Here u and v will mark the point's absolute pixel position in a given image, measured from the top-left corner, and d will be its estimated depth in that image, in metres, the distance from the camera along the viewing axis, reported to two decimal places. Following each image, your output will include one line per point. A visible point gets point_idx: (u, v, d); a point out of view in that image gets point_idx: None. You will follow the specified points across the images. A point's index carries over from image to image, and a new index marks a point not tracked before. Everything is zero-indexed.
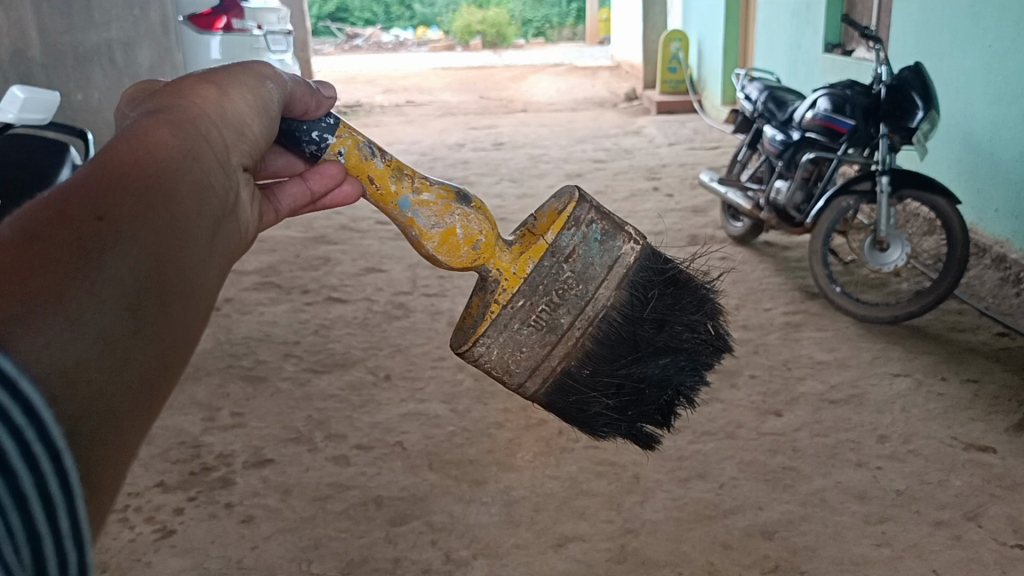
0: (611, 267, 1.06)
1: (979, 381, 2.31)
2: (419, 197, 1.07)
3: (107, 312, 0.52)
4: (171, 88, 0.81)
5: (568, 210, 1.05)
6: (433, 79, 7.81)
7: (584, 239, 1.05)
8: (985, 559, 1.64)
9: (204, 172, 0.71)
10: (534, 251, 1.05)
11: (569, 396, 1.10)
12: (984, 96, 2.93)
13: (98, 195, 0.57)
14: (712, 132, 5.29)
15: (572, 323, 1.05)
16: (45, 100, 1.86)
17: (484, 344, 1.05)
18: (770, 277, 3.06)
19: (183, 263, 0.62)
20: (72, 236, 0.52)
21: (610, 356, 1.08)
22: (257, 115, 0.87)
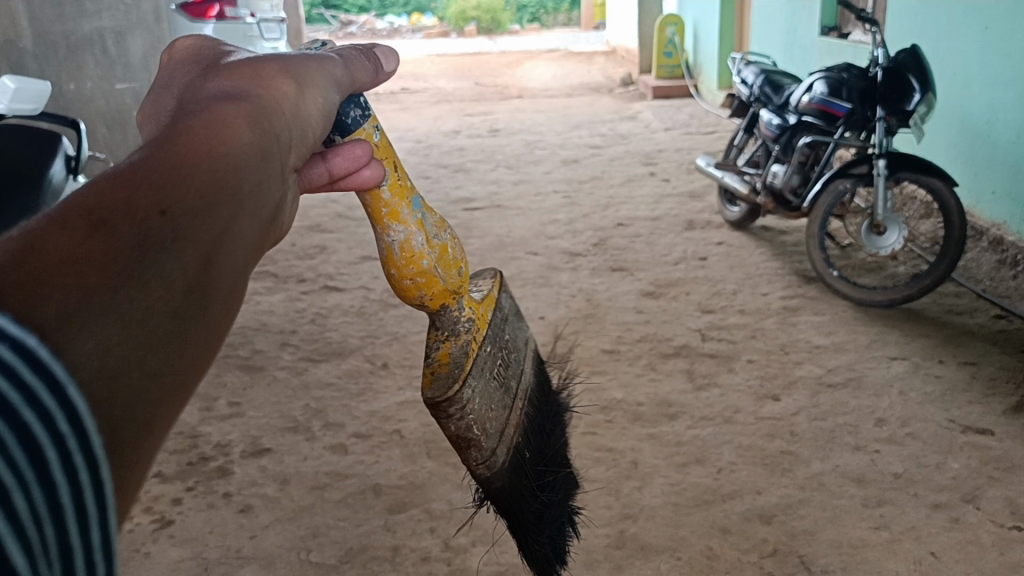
0: (522, 345, 1.31)
1: (977, 363, 2.31)
2: (423, 204, 1.12)
3: (160, 315, 0.47)
4: (247, 76, 0.79)
5: (495, 290, 1.26)
6: (428, 66, 7.78)
7: (509, 312, 1.29)
8: (982, 541, 1.65)
9: (268, 172, 0.68)
10: (487, 304, 1.22)
11: (516, 476, 1.19)
12: (981, 77, 2.92)
13: (164, 185, 0.54)
14: (708, 117, 5.28)
15: (514, 402, 1.22)
16: (35, 90, 1.85)
17: (471, 386, 1.12)
18: (768, 261, 3.06)
19: (237, 267, 0.58)
20: (135, 227, 0.49)
21: (534, 435, 1.26)
22: (318, 119, 0.85)
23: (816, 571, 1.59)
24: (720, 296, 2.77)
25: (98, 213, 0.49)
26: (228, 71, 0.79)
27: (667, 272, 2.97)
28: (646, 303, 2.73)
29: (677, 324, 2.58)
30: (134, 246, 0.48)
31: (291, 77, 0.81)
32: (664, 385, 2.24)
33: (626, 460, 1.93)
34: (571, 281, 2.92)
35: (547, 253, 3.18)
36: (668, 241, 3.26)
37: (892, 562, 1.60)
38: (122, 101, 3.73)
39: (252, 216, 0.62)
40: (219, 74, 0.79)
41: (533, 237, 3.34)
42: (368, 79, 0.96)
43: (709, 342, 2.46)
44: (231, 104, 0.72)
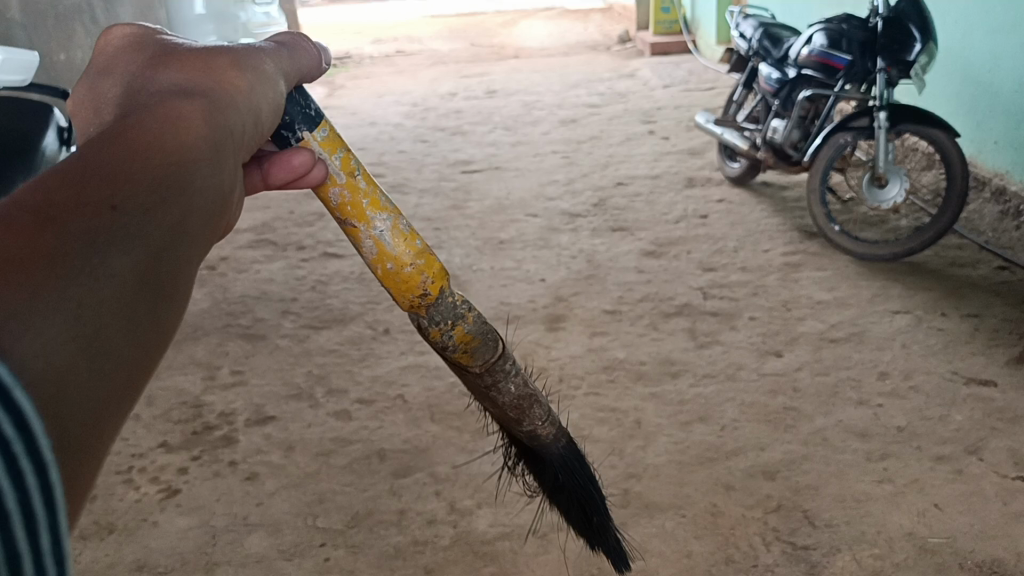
0: None
1: (980, 315, 2.30)
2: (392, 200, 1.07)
3: (118, 303, 0.51)
4: (192, 75, 0.82)
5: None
6: (423, 28, 7.68)
7: None
8: (986, 492, 1.65)
9: (217, 167, 0.72)
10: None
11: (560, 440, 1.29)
12: (983, 25, 2.88)
13: (109, 188, 0.57)
14: (707, 72, 5.22)
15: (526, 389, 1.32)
16: (23, 61, 1.83)
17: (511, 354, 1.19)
18: (769, 218, 3.04)
19: (190, 259, 0.61)
20: (85, 225, 0.53)
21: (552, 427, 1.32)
22: (271, 111, 0.89)
23: (820, 525, 1.59)
24: (722, 254, 2.75)
25: (47, 214, 0.52)
26: (172, 67, 0.83)
27: (668, 231, 2.95)
28: (648, 263, 2.72)
29: (679, 283, 2.57)
30: (85, 242, 0.51)
31: (236, 71, 0.85)
32: (666, 344, 2.23)
33: (630, 420, 1.93)
34: (571, 242, 2.91)
35: (547, 214, 3.16)
36: (668, 199, 3.24)
37: (896, 515, 1.61)
38: None
39: (200, 210, 0.65)
40: (162, 75, 0.82)
41: (533, 199, 3.32)
42: (306, 70, 0.99)
43: (711, 300, 2.45)
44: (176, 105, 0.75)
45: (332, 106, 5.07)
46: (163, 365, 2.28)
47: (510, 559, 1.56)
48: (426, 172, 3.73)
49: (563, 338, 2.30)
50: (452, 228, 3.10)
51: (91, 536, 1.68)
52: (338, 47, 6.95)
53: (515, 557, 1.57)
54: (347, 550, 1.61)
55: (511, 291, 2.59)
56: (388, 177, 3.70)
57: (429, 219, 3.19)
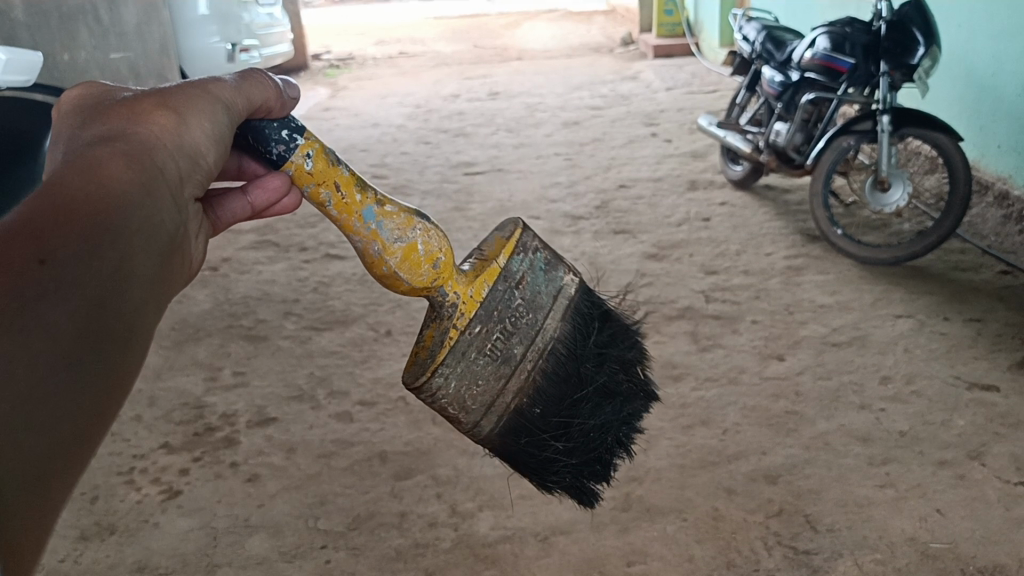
0: (555, 296, 1.20)
1: (982, 320, 2.30)
2: (382, 209, 1.11)
3: (63, 346, 0.65)
4: (122, 118, 0.94)
5: (515, 237, 1.19)
6: (426, 30, 7.67)
7: (531, 267, 1.19)
8: (988, 498, 1.65)
9: (149, 213, 0.85)
10: (487, 274, 1.16)
11: (521, 438, 1.19)
12: (985, 29, 2.88)
13: (44, 240, 0.70)
14: (710, 75, 5.22)
15: (528, 360, 1.16)
16: (28, 62, 1.83)
17: (442, 374, 1.13)
18: (771, 221, 3.04)
19: (125, 296, 0.75)
20: (29, 282, 0.65)
21: (557, 396, 1.19)
22: (213, 143, 1.00)
23: (822, 530, 1.59)
24: (724, 257, 2.75)
25: None
26: (110, 112, 0.95)
27: (670, 234, 2.95)
28: (650, 266, 2.72)
29: (681, 286, 2.57)
30: (29, 298, 0.64)
31: (168, 112, 0.96)
32: (668, 348, 2.23)
33: None
34: (573, 245, 2.90)
35: (549, 216, 3.16)
36: (671, 202, 3.23)
37: (898, 520, 1.60)
38: (116, 71, 3.67)
39: (134, 250, 0.79)
40: (98, 120, 0.94)
41: (535, 201, 3.32)
42: (273, 102, 1.08)
43: (713, 304, 2.45)
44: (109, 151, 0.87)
45: (335, 107, 5.06)
46: (165, 365, 2.27)
47: (511, 562, 1.56)
48: (428, 173, 3.73)
49: None
50: (454, 230, 3.10)
51: (92, 537, 1.68)
52: (341, 48, 6.94)
53: (516, 560, 1.57)
54: (348, 552, 1.61)
55: None
56: (390, 178, 3.69)
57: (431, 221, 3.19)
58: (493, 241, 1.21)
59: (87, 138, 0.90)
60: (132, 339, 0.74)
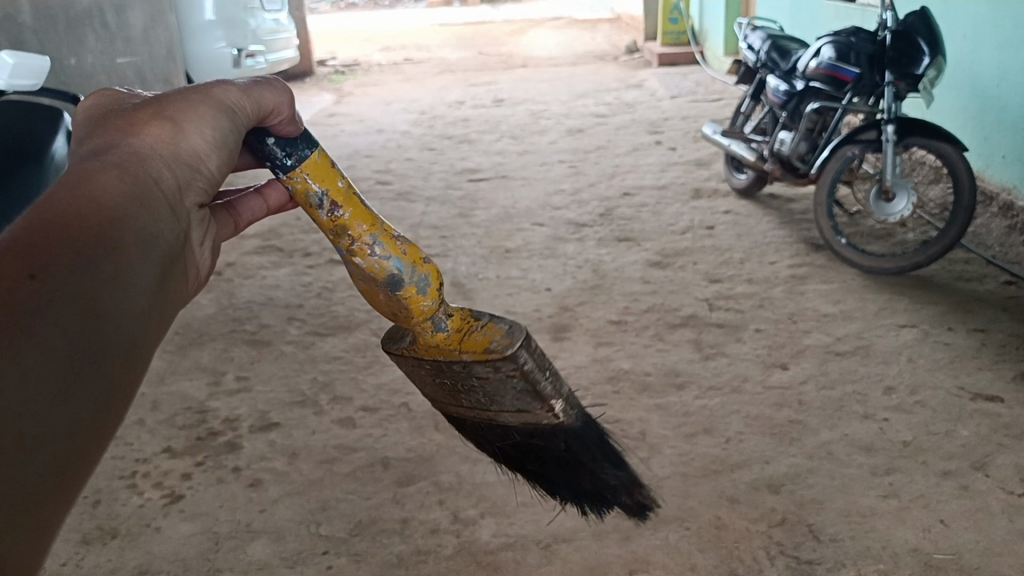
0: (520, 407, 1.20)
1: (986, 330, 2.29)
2: (351, 259, 1.07)
3: (56, 363, 0.64)
4: (119, 129, 0.89)
5: (494, 353, 1.14)
6: (431, 36, 7.69)
7: (502, 381, 1.16)
8: (991, 509, 1.64)
9: (148, 224, 0.82)
10: (451, 353, 1.15)
11: (459, 423, 1.31)
12: (991, 40, 2.88)
13: (36, 255, 0.68)
14: (715, 83, 5.23)
15: (469, 410, 1.23)
16: (35, 66, 1.84)
17: (392, 357, 1.22)
18: (775, 229, 3.04)
19: (127, 303, 0.73)
20: (15, 301, 0.64)
21: (502, 438, 1.27)
22: (217, 150, 0.94)
23: (824, 540, 1.59)
24: (728, 265, 2.75)
25: None
26: (113, 117, 0.90)
27: (674, 242, 2.95)
28: (654, 274, 2.72)
29: (684, 294, 2.57)
30: (17, 318, 0.63)
31: (165, 120, 0.90)
32: (672, 356, 2.23)
33: (635, 431, 1.93)
34: (577, 252, 2.91)
35: (553, 223, 3.16)
36: (675, 210, 3.24)
37: (901, 530, 1.60)
38: (123, 75, 3.69)
39: (136, 263, 0.77)
40: (96, 133, 0.89)
41: (539, 208, 3.32)
42: (281, 99, 1.00)
43: (717, 312, 2.45)
44: (102, 162, 0.83)
45: (340, 113, 5.07)
46: (169, 370, 2.28)
47: (512, 570, 1.56)
48: (433, 180, 3.73)
49: (568, 348, 2.30)
50: (459, 237, 3.10)
51: (94, 540, 1.68)
52: (346, 54, 6.97)
53: (518, 568, 1.56)
54: (350, 558, 1.60)
55: (516, 299, 2.59)
56: (395, 184, 3.70)
57: (435, 227, 3.19)
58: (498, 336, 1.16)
59: (84, 150, 0.86)
60: (135, 353, 0.72)
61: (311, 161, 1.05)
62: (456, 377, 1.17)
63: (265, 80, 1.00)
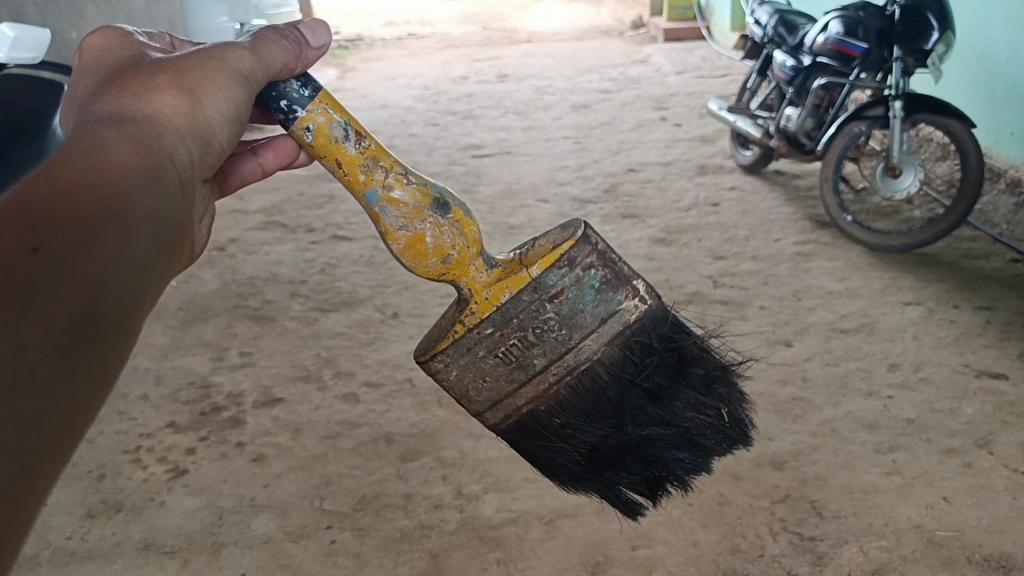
0: (605, 320, 1.10)
1: (992, 308, 2.28)
2: (388, 193, 1.08)
3: (54, 330, 0.65)
4: (134, 90, 0.94)
5: (565, 247, 1.08)
6: (436, 11, 7.62)
7: (577, 282, 1.08)
8: (995, 486, 1.64)
9: (157, 197, 0.84)
10: (512, 282, 1.08)
11: (532, 438, 1.17)
12: (1001, 15, 2.85)
13: (41, 228, 0.71)
14: (721, 59, 5.18)
15: (546, 372, 1.11)
16: (36, 39, 1.82)
17: (442, 360, 1.12)
18: (781, 206, 3.03)
19: (132, 280, 0.73)
20: (18, 269, 0.66)
21: (587, 410, 1.14)
22: (228, 122, 1.01)
23: (827, 517, 1.59)
24: (732, 242, 2.74)
25: None
26: (122, 85, 0.95)
27: (678, 218, 2.94)
28: (658, 250, 2.70)
29: (689, 271, 2.56)
30: (19, 285, 0.65)
31: (181, 87, 0.97)
32: None
33: None
34: None
35: (557, 200, 3.15)
36: (679, 186, 3.22)
37: (904, 507, 1.60)
38: None
39: (143, 234, 0.78)
40: (109, 91, 0.94)
41: (543, 184, 3.31)
42: (284, 57, 1.06)
43: (721, 289, 2.43)
44: (119, 130, 0.88)
45: (343, 88, 5.04)
46: (172, 345, 2.27)
47: (516, 545, 1.56)
48: (436, 155, 3.71)
49: None
50: None
51: (98, 514, 1.69)
52: (350, 29, 6.91)
53: (521, 542, 1.57)
54: (354, 532, 1.61)
55: None
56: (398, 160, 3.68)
57: None
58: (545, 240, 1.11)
59: (98, 112, 0.91)
60: (135, 328, 0.72)
61: (326, 97, 1.09)
62: (529, 327, 1.09)
63: (276, 43, 1.06)
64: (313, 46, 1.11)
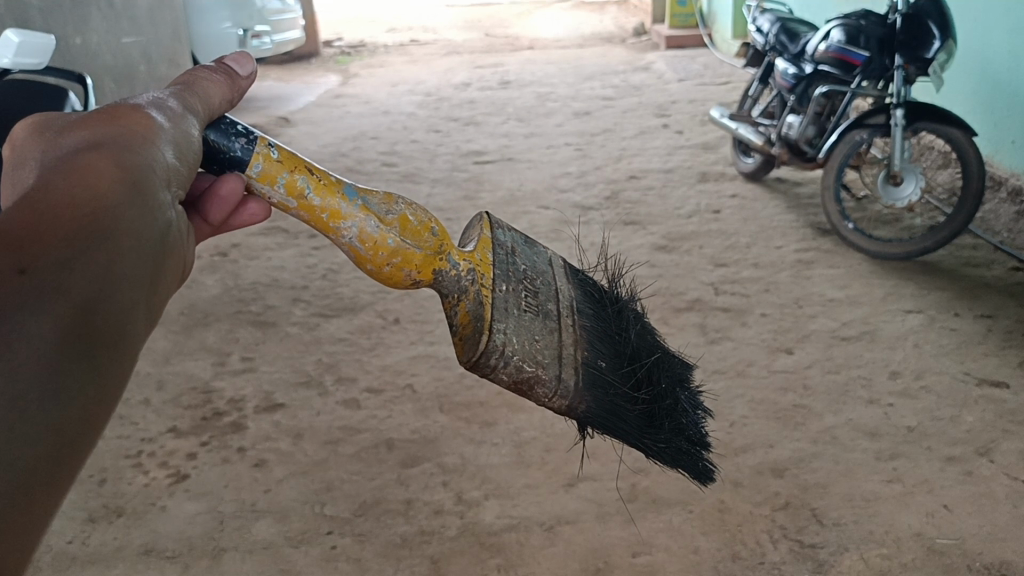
0: (550, 264, 1.27)
1: (993, 316, 2.29)
2: (360, 187, 1.12)
3: (42, 358, 0.64)
4: (100, 117, 0.87)
5: (484, 219, 1.26)
6: (439, 18, 7.65)
7: (516, 239, 1.26)
8: (996, 494, 1.64)
9: (147, 206, 0.81)
10: (484, 243, 1.21)
11: (599, 389, 1.19)
12: (1003, 24, 2.86)
13: (24, 247, 0.68)
14: (723, 67, 5.19)
15: (564, 313, 1.20)
16: (40, 45, 1.83)
17: (500, 330, 1.13)
18: (782, 214, 3.03)
19: (121, 294, 0.73)
20: (7, 295, 0.64)
21: (603, 346, 1.24)
22: (190, 146, 0.93)
23: (828, 524, 1.59)
24: (734, 249, 2.74)
25: None
26: (84, 121, 0.87)
27: (680, 225, 2.94)
28: (659, 257, 2.71)
29: (690, 278, 2.56)
30: (7, 312, 0.63)
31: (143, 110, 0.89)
32: (676, 340, 2.22)
33: None
34: (582, 235, 2.90)
35: (559, 207, 3.15)
36: (681, 193, 3.22)
37: (904, 515, 1.60)
38: (129, 55, 3.67)
39: (128, 251, 0.75)
40: (74, 124, 0.87)
41: (544, 191, 3.31)
42: (218, 94, 1.02)
43: (722, 296, 2.44)
44: (96, 148, 0.82)
45: (346, 94, 5.05)
46: (174, 350, 2.28)
47: (516, 551, 1.56)
48: (438, 162, 3.72)
49: None
50: (464, 220, 3.09)
51: (99, 519, 1.69)
52: (353, 35, 6.93)
53: (522, 549, 1.57)
54: (354, 538, 1.61)
55: None
56: (401, 166, 3.69)
57: (440, 210, 3.18)
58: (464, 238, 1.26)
59: (71, 146, 0.84)
60: (127, 344, 0.71)
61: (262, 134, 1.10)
62: (520, 275, 1.20)
63: (196, 85, 1.00)
64: (244, 78, 1.08)
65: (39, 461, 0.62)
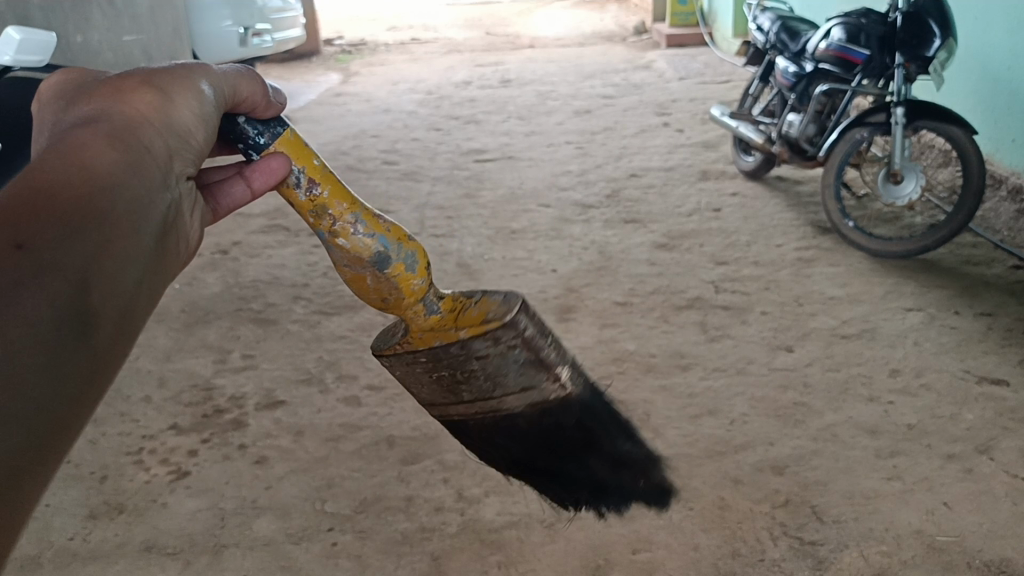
0: (523, 390, 1.13)
1: (993, 314, 2.29)
2: (335, 240, 1.04)
3: (39, 336, 0.64)
4: (108, 93, 0.87)
5: (493, 325, 1.09)
6: (440, 16, 7.64)
7: (501, 356, 1.10)
8: (995, 492, 1.65)
9: (145, 191, 0.81)
10: (443, 336, 1.09)
11: (457, 433, 1.21)
12: (1003, 23, 2.86)
13: (22, 223, 0.68)
14: (724, 65, 5.19)
15: (466, 407, 1.14)
16: (40, 42, 1.83)
17: (387, 361, 1.14)
18: (782, 212, 3.03)
19: (117, 278, 0.73)
20: (6, 271, 0.64)
21: (501, 438, 1.18)
22: (202, 122, 0.92)
23: (828, 521, 1.59)
24: (734, 248, 2.74)
25: None
26: (92, 94, 0.87)
27: (680, 223, 2.94)
28: (660, 255, 2.71)
29: (690, 276, 2.56)
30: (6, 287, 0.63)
31: (151, 86, 0.89)
32: (677, 337, 2.22)
33: (639, 412, 1.93)
34: (583, 233, 2.90)
35: (559, 205, 3.15)
36: (682, 192, 3.22)
37: (905, 512, 1.60)
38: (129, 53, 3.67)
39: (125, 232, 0.75)
40: (82, 98, 0.87)
41: (545, 189, 3.31)
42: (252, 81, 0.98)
43: (722, 294, 2.44)
44: (95, 128, 0.82)
45: (347, 92, 5.05)
46: (175, 348, 2.28)
47: (517, 548, 1.57)
48: (439, 160, 3.72)
49: (573, 329, 2.30)
50: (464, 218, 3.09)
51: (100, 516, 1.70)
52: (354, 33, 6.93)
53: (522, 546, 1.57)
54: (355, 535, 1.62)
55: (522, 280, 2.59)
56: (401, 164, 3.69)
57: (441, 208, 3.18)
58: (484, 309, 1.12)
59: (73, 120, 0.85)
60: (122, 331, 0.72)
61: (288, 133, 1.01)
62: (457, 372, 1.11)
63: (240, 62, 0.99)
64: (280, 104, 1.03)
65: (31, 433, 0.62)
